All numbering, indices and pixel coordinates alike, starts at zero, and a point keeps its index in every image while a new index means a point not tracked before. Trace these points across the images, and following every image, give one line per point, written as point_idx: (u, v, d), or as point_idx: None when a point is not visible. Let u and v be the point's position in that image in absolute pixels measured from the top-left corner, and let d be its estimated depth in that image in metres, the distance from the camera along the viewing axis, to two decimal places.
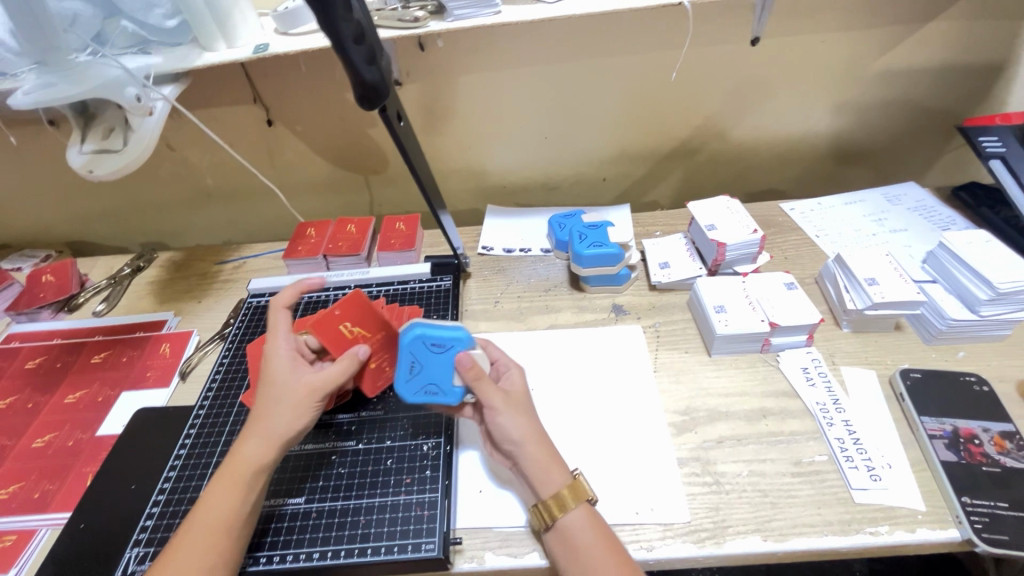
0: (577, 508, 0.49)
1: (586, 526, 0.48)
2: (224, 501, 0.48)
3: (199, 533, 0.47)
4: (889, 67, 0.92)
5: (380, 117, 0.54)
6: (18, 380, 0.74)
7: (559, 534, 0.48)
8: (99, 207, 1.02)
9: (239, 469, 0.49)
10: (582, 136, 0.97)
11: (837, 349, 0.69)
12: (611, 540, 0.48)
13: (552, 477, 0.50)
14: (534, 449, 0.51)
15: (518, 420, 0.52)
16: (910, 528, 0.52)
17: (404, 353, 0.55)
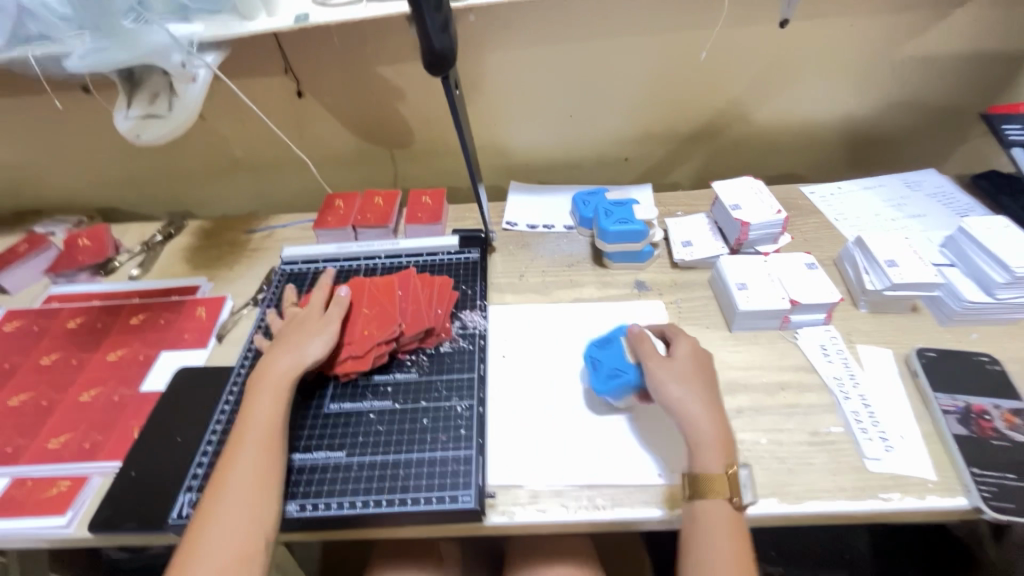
0: (722, 499, 0.52)
1: (726, 519, 0.51)
2: (269, 409, 0.56)
3: (252, 438, 0.54)
4: (915, 53, 0.92)
5: (441, 83, 0.59)
6: (61, 338, 0.77)
7: (705, 511, 0.52)
8: (130, 174, 1.03)
9: (275, 384, 0.58)
10: (607, 115, 0.98)
11: (855, 328, 0.71)
12: (742, 540, 0.51)
13: (710, 458, 0.54)
14: (705, 421, 0.56)
15: (691, 391, 0.58)
16: (920, 496, 0.55)
17: (591, 350, 0.65)
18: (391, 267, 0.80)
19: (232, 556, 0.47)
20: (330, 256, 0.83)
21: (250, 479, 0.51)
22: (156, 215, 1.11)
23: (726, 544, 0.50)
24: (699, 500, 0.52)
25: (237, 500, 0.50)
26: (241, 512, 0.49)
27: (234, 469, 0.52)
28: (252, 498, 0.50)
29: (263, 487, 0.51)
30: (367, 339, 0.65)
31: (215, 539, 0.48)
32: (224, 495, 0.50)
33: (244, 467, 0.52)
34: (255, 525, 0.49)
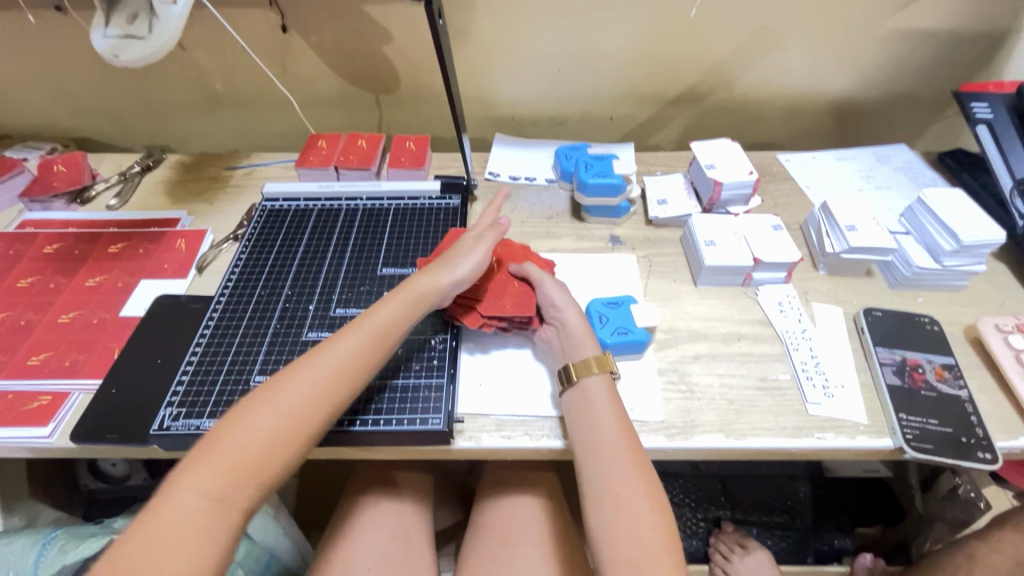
0: (599, 374, 0.58)
1: (603, 392, 0.57)
2: (394, 309, 0.58)
3: (359, 335, 0.55)
4: (898, 28, 0.94)
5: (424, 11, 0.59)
6: (37, 262, 0.77)
7: (580, 390, 0.57)
8: (105, 103, 1.01)
9: (414, 292, 0.60)
10: (594, 72, 0.98)
11: (812, 288, 0.75)
12: (619, 407, 0.57)
13: (585, 341, 0.60)
14: (570, 310, 0.63)
15: (559, 290, 0.65)
16: (852, 436, 0.60)
17: (593, 309, 0.68)
18: (373, 209, 0.82)
19: (291, 418, 0.49)
20: (311, 195, 0.83)
21: (334, 368, 0.53)
22: (134, 148, 1.09)
23: (610, 417, 0.55)
24: (577, 381, 0.58)
25: (318, 373, 0.52)
26: (315, 388, 0.51)
27: (326, 349, 0.54)
28: (329, 383, 0.52)
29: (343, 381, 0.53)
30: (498, 304, 0.64)
31: (287, 395, 0.50)
32: (311, 366, 0.52)
33: (338, 351, 0.54)
34: (321, 404, 0.51)
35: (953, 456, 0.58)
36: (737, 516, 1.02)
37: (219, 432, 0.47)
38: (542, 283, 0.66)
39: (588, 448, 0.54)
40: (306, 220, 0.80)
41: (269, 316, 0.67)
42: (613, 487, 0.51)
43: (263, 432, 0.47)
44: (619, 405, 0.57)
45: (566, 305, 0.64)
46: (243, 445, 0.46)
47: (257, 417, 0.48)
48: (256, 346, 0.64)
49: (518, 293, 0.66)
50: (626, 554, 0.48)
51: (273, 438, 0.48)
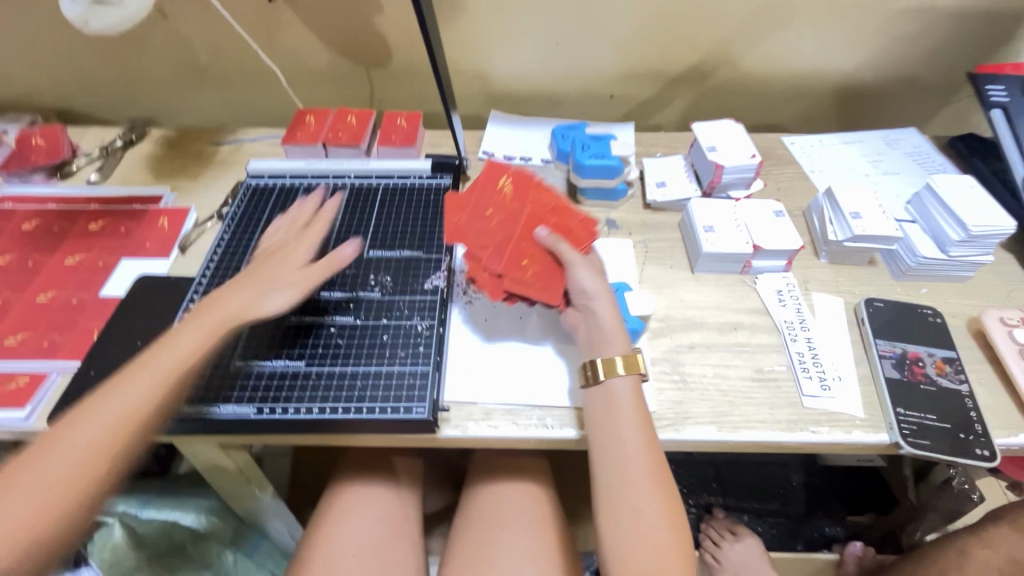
0: (628, 375, 0.56)
1: (628, 394, 0.55)
2: (190, 340, 0.53)
3: (158, 364, 0.51)
4: (913, 5, 0.90)
5: None
6: (15, 239, 0.75)
7: (605, 391, 0.56)
8: (86, 74, 0.97)
9: (219, 313, 0.55)
10: (594, 47, 0.94)
11: (812, 277, 0.73)
12: (645, 414, 0.55)
13: (616, 338, 0.58)
14: (603, 301, 0.60)
15: (592, 274, 0.62)
16: (847, 430, 0.59)
17: None
18: (361, 188, 0.79)
19: (94, 449, 0.46)
20: (298, 173, 0.80)
21: (141, 396, 0.49)
22: (118, 121, 1.05)
23: (635, 423, 0.54)
24: (604, 379, 0.56)
25: (132, 397, 0.49)
26: (120, 417, 0.48)
27: (142, 371, 0.51)
28: (137, 409, 0.49)
29: (147, 406, 0.49)
30: (523, 280, 0.62)
31: (93, 425, 0.47)
32: (123, 390, 0.49)
33: (150, 373, 0.51)
34: (123, 433, 0.48)
35: (950, 453, 0.57)
36: (729, 503, 1.01)
37: (20, 467, 0.45)
38: (576, 265, 0.62)
39: (609, 454, 0.53)
40: (291, 199, 0.77)
41: None
42: (633, 500, 0.51)
43: (63, 467, 0.45)
44: (644, 410, 0.55)
45: (598, 292, 0.60)
46: (54, 475, 0.45)
47: (66, 446, 0.46)
48: None
49: (547, 271, 0.63)
50: (642, 568, 0.49)
51: (76, 472, 0.45)
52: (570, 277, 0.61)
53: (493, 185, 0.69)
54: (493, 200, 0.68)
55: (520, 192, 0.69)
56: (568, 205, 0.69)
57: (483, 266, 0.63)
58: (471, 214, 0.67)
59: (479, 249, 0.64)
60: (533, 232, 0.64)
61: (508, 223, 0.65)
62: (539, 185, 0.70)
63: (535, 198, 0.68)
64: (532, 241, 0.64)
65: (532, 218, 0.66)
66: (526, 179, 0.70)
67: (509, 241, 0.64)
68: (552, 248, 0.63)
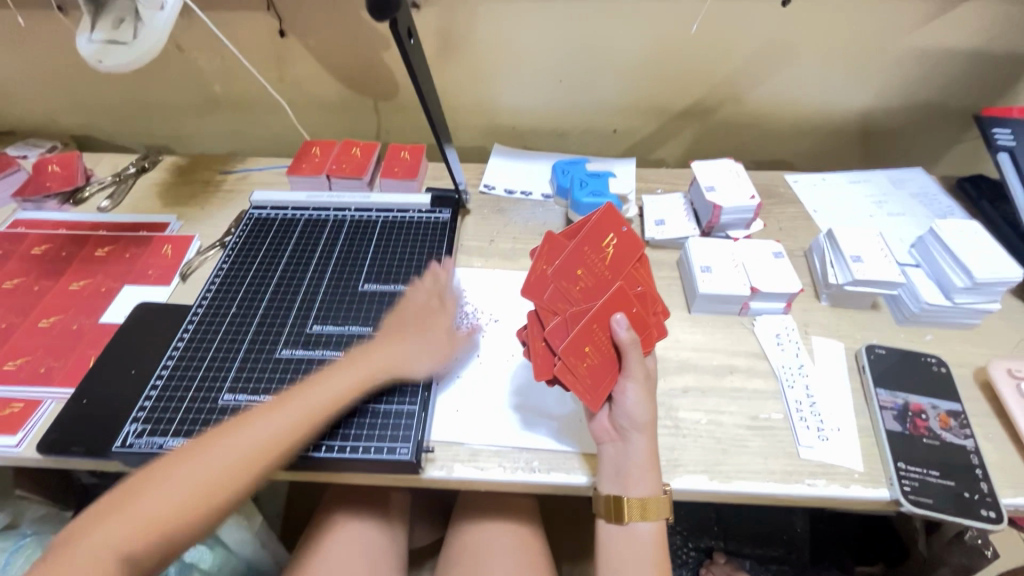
0: (653, 521, 0.53)
1: (650, 538, 0.53)
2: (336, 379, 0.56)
3: (295, 406, 0.53)
4: (916, 46, 0.90)
5: (390, 30, 0.54)
6: (25, 263, 0.77)
7: (626, 529, 0.53)
8: (104, 103, 1.01)
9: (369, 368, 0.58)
10: (596, 84, 0.96)
11: (813, 320, 0.71)
12: (662, 564, 0.53)
13: (653, 473, 0.53)
14: (646, 436, 0.54)
15: (643, 400, 0.54)
16: (845, 484, 0.57)
17: None
18: (360, 221, 0.80)
19: (208, 485, 0.47)
20: (300, 204, 0.82)
21: (284, 425, 0.52)
22: (133, 148, 1.08)
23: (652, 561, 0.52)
24: (626, 522, 0.53)
25: (243, 441, 0.50)
26: (248, 448, 0.50)
27: (288, 402, 0.53)
28: (275, 439, 0.51)
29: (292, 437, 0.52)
30: (576, 371, 0.52)
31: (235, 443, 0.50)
32: (259, 422, 0.51)
33: (274, 423, 0.51)
34: (265, 457, 0.50)
35: (954, 513, 0.54)
36: (730, 547, 0.98)
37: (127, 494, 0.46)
38: (638, 382, 0.54)
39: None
40: (292, 230, 0.78)
41: (245, 329, 0.66)
42: None
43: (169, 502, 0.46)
44: (665, 559, 0.53)
45: (644, 423, 0.54)
46: (152, 511, 0.45)
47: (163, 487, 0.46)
48: (228, 362, 0.63)
49: (602, 368, 0.54)
50: None
51: (194, 500, 0.47)
52: (623, 390, 0.53)
53: (596, 239, 0.58)
54: (587, 259, 0.57)
55: (618, 260, 0.58)
56: (652, 291, 0.59)
57: (544, 336, 0.54)
58: (559, 269, 0.56)
59: (549, 314, 0.55)
60: (612, 319, 0.54)
61: (593, 297, 0.55)
62: (640, 258, 0.60)
63: (630, 276, 0.58)
64: (607, 329, 0.54)
65: (620, 300, 0.55)
66: (634, 248, 0.59)
67: (585, 317, 0.53)
68: (623, 348, 0.53)
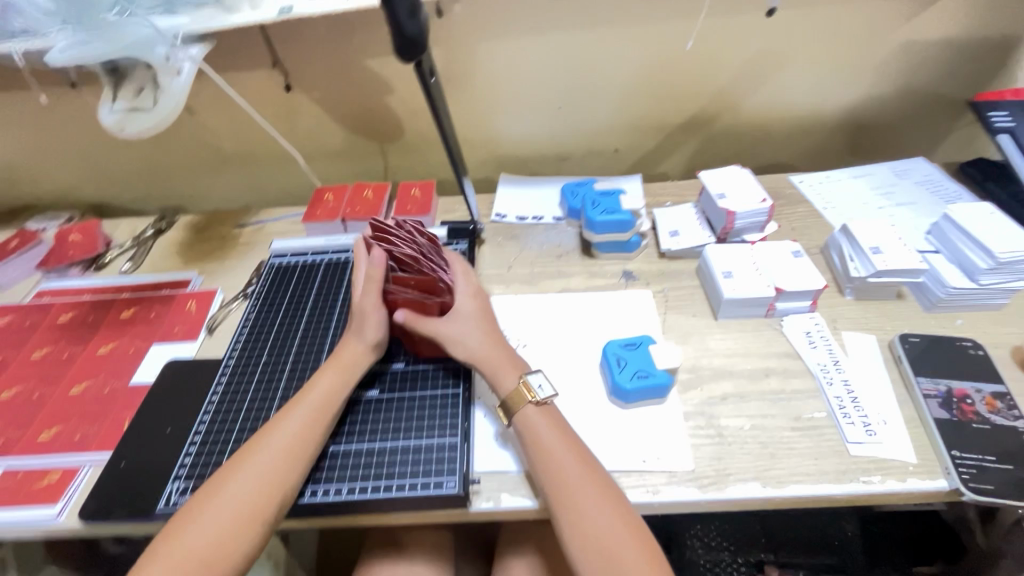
0: (530, 406, 0.57)
1: (542, 421, 0.56)
2: (330, 383, 0.58)
3: (305, 406, 0.56)
4: (903, 41, 0.92)
5: (415, 69, 0.58)
6: (53, 332, 0.78)
7: (523, 419, 0.57)
8: (118, 171, 1.03)
9: (348, 359, 0.60)
10: (595, 107, 0.98)
11: (840, 316, 0.71)
12: (569, 434, 0.56)
13: (506, 376, 0.59)
14: (487, 361, 0.60)
15: (473, 334, 0.62)
16: (901, 478, 0.56)
17: (610, 353, 0.65)
18: None
19: (241, 512, 0.49)
20: (319, 249, 0.83)
21: (299, 429, 0.54)
22: (148, 210, 1.11)
23: (556, 438, 0.55)
24: (515, 418, 0.57)
25: (262, 464, 0.52)
26: (274, 462, 0.52)
27: (294, 408, 0.56)
28: (297, 442, 0.54)
29: (312, 433, 0.55)
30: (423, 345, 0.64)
31: (257, 464, 0.52)
32: (272, 435, 0.54)
33: (282, 432, 0.54)
34: (286, 470, 0.52)
35: (1016, 497, 0.53)
36: (782, 560, 0.93)
37: (180, 527, 0.48)
38: (453, 335, 0.61)
39: (547, 476, 0.53)
40: (313, 276, 0.79)
41: (278, 377, 0.67)
42: (577, 516, 0.51)
43: (213, 529, 0.48)
44: (562, 428, 0.56)
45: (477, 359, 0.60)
46: (202, 541, 0.47)
47: (207, 517, 0.49)
48: (265, 410, 0.63)
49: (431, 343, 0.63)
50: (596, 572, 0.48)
51: (233, 527, 0.48)
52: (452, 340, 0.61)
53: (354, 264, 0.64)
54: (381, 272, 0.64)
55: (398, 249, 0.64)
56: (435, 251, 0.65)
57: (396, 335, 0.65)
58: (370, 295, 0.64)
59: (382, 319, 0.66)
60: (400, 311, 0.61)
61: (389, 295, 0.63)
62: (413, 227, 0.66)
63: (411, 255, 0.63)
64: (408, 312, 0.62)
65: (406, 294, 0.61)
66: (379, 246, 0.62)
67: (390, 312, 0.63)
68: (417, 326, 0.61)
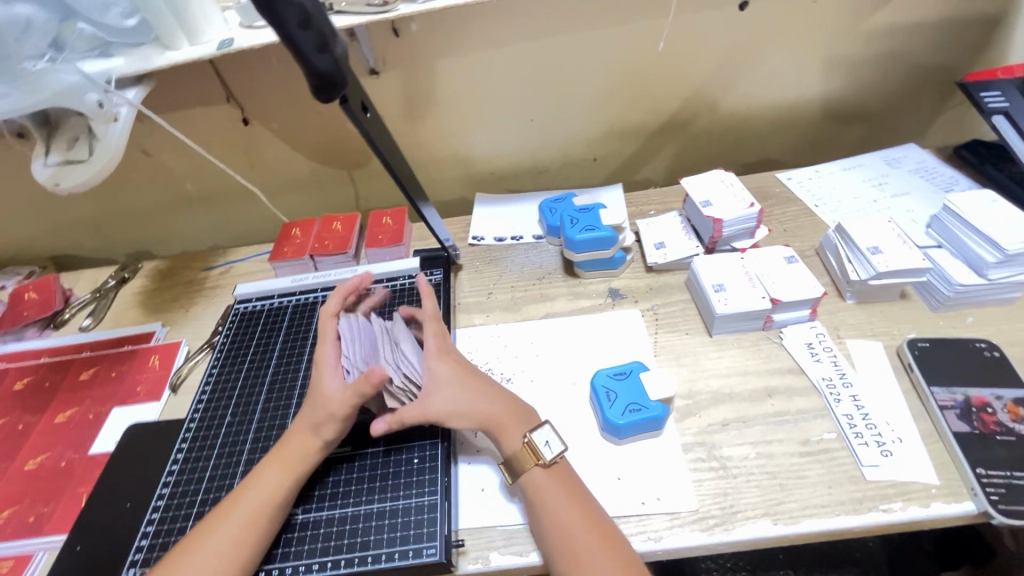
0: (540, 466, 0.51)
1: (553, 486, 0.50)
2: (284, 474, 0.52)
3: (256, 501, 0.50)
4: (884, 24, 0.88)
5: (342, 107, 0.50)
6: (8, 401, 0.73)
7: (531, 483, 0.51)
8: (78, 220, 0.99)
9: (306, 451, 0.53)
10: (569, 117, 0.94)
11: (842, 323, 0.67)
12: (581, 495, 0.50)
13: (511, 433, 0.53)
14: (503, 426, 0.54)
15: (475, 398, 0.54)
16: (924, 504, 0.51)
17: (599, 388, 0.60)
18: None
19: None
20: (286, 290, 0.78)
21: (244, 525, 0.49)
22: (113, 258, 1.06)
23: (564, 502, 0.49)
24: (524, 478, 0.51)
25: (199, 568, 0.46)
26: (212, 566, 0.46)
27: (242, 499, 0.50)
28: (243, 543, 0.48)
29: (259, 534, 0.49)
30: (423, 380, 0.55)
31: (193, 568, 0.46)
32: (211, 535, 0.48)
33: (227, 529, 0.48)
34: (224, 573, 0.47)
35: None
36: None
37: None
38: (447, 392, 0.54)
39: (554, 544, 0.48)
40: (281, 320, 0.74)
41: (242, 438, 0.61)
42: None
43: None
44: (577, 494, 0.50)
45: (480, 417, 0.54)
46: None
47: None
48: (228, 478, 0.58)
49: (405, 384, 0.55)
50: None
51: None
52: (450, 398, 0.54)
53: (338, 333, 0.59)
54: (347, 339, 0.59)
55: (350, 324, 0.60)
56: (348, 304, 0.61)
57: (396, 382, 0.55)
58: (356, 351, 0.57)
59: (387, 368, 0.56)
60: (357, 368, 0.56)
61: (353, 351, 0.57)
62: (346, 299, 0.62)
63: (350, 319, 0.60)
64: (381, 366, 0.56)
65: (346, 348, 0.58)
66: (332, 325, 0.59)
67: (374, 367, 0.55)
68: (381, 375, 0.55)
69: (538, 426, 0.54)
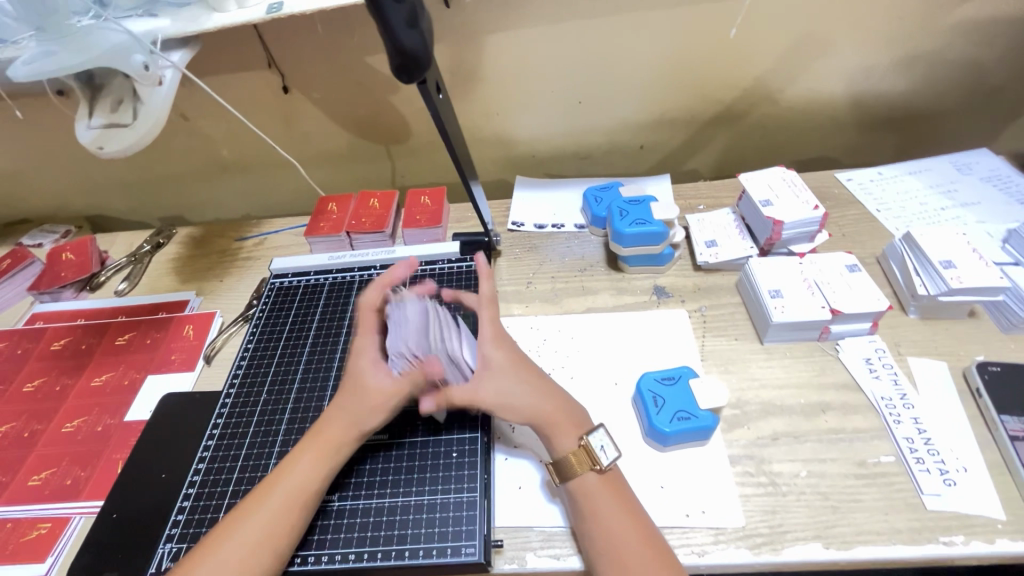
0: (592, 472, 0.49)
1: (604, 495, 0.48)
2: (324, 460, 0.51)
3: (295, 487, 0.49)
4: (972, 17, 0.81)
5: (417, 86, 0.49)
6: (46, 361, 0.73)
7: (581, 488, 0.49)
8: (114, 181, 0.98)
9: (346, 439, 0.52)
10: (618, 102, 0.90)
11: (904, 338, 0.63)
12: (633, 508, 0.48)
13: (563, 433, 0.51)
14: (553, 425, 0.52)
15: (529, 391, 0.53)
16: (989, 539, 0.48)
17: (646, 392, 0.58)
18: None
19: None
20: (322, 267, 0.77)
21: (282, 511, 0.48)
22: (147, 221, 1.06)
23: (615, 513, 0.47)
24: (574, 482, 0.50)
25: (238, 552, 0.46)
26: (250, 551, 0.46)
27: (280, 483, 0.50)
28: (282, 529, 0.47)
29: (297, 520, 0.48)
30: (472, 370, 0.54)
31: (231, 551, 0.46)
32: (250, 518, 0.48)
33: (265, 514, 0.48)
34: (260, 558, 0.46)
35: None
36: None
37: None
38: (501, 383, 0.53)
39: (602, 556, 0.46)
40: (317, 297, 0.73)
41: (278, 418, 0.60)
42: None
43: None
44: (629, 506, 0.48)
45: (532, 413, 0.52)
46: None
47: None
48: (263, 458, 0.57)
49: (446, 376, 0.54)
50: None
51: None
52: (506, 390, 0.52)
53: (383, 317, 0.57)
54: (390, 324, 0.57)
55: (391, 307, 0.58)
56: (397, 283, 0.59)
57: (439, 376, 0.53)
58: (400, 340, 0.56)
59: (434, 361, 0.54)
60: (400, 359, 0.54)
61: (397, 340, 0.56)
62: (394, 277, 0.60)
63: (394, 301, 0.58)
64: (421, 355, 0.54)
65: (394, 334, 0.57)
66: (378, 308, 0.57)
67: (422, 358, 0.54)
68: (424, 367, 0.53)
69: (592, 429, 0.52)
